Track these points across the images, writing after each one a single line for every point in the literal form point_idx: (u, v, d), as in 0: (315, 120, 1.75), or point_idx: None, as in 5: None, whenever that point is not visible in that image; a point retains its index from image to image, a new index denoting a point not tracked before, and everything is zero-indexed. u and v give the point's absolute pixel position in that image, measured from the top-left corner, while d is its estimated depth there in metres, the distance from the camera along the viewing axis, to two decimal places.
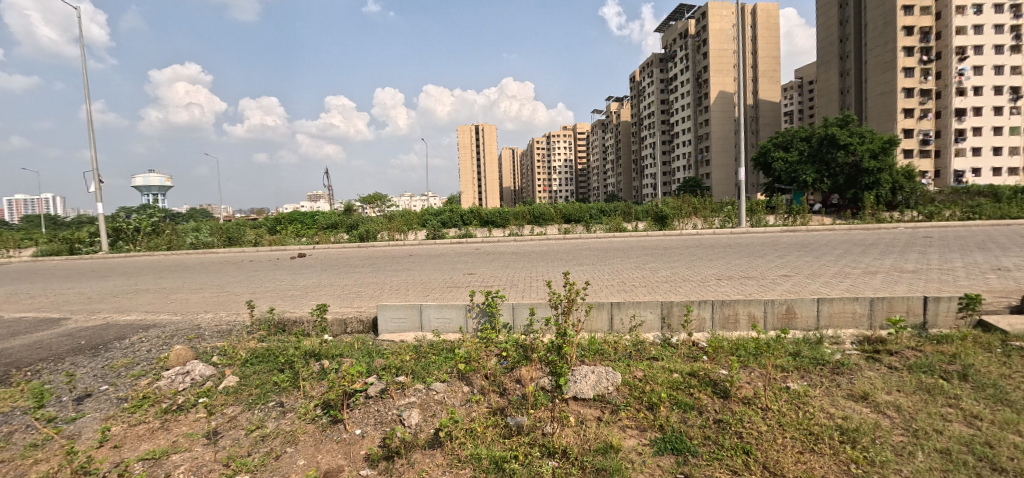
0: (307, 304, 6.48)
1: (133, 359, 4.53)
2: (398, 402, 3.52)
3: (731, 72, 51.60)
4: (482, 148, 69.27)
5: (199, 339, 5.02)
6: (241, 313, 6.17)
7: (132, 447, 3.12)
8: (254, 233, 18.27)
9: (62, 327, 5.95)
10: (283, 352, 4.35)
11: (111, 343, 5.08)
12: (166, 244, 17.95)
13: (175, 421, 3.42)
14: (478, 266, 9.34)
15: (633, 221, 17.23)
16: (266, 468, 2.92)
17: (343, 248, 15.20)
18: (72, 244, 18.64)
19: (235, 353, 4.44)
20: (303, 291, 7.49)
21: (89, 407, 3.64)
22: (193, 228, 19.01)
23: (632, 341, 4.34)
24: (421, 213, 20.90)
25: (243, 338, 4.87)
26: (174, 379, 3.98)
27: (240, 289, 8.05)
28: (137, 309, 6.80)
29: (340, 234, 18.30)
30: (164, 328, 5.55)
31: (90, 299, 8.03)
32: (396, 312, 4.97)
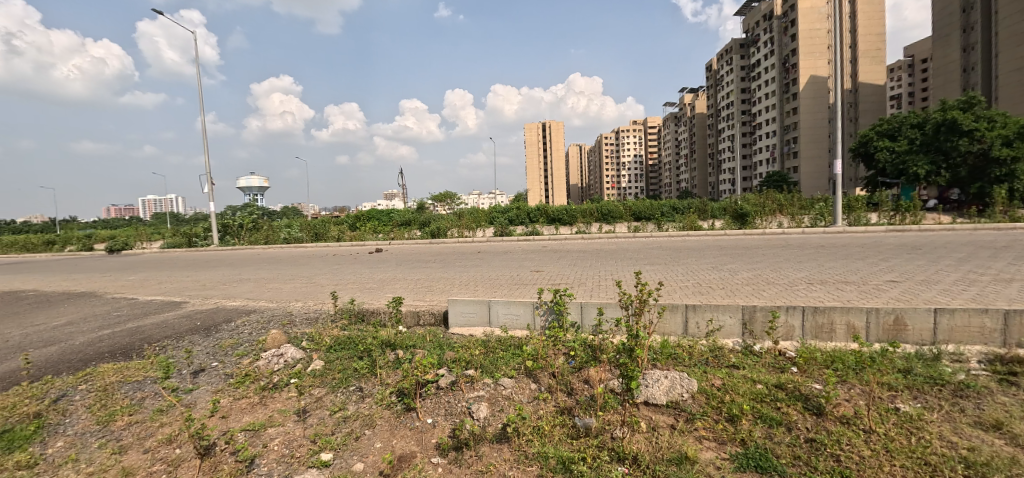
0: (384, 296, 6.86)
1: (238, 340, 5.08)
2: (467, 395, 3.61)
3: (825, 54, 46.85)
4: (549, 146, 69.11)
5: (291, 325, 5.50)
6: (326, 302, 6.68)
7: (235, 419, 3.48)
8: (338, 229, 19.73)
9: (182, 309, 6.83)
10: (362, 340, 4.64)
11: (220, 325, 5.74)
12: (264, 238, 19.95)
13: (271, 398, 3.77)
14: (546, 264, 9.33)
15: (710, 219, 16.28)
16: (348, 448, 3.11)
17: (416, 244, 15.94)
18: (191, 238, 21.35)
19: (321, 339, 4.81)
20: (380, 284, 7.95)
21: (203, 380, 4.14)
22: (286, 224, 20.94)
23: (709, 346, 4.08)
24: (489, 211, 21.35)
25: (329, 326, 5.27)
26: (270, 360, 4.39)
27: (326, 281, 8.73)
28: (241, 296, 7.62)
29: (414, 230, 19.19)
30: (262, 313, 6.16)
31: (203, 285, 9.15)
32: (465, 306, 5.10)
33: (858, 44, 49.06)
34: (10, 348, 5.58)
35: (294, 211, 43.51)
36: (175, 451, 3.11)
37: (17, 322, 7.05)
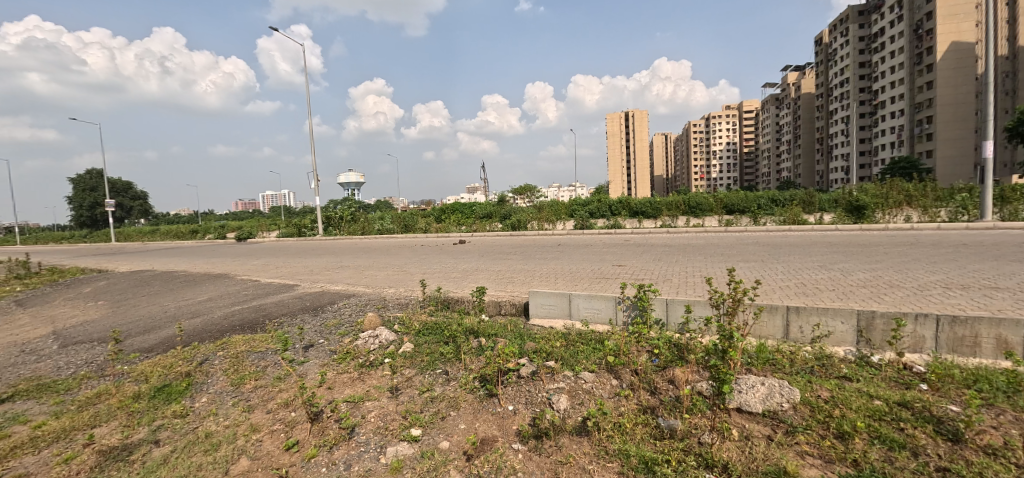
0: (467, 285, 7.14)
1: (340, 320, 5.62)
2: (547, 385, 3.65)
3: (972, 17, 39.56)
4: (633, 136, 66.59)
5: (384, 309, 5.95)
6: (415, 290, 7.12)
7: (339, 391, 3.86)
8: (425, 221, 20.85)
9: (294, 291, 7.69)
10: (448, 327, 4.88)
11: (325, 307, 6.38)
12: (361, 229, 21.68)
13: (368, 374, 4.12)
14: (629, 258, 9.05)
15: (816, 213, 14.63)
16: (435, 426, 3.30)
17: (497, 236, 16.32)
18: (301, 228, 23.90)
19: (411, 323, 5.15)
20: (463, 274, 8.28)
21: (313, 354, 4.64)
22: (379, 216, 22.56)
23: (815, 354, 3.70)
24: (569, 203, 21.18)
25: (418, 312, 5.61)
26: (367, 340, 4.79)
27: (414, 270, 9.29)
28: (342, 281, 8.39)
29: (495, 223, 19.64)
30: (360, 298, 6.74)
31: (311, 271, 10.21)
32: (546, 298, 5.13)
33: (1021, 1, 40.72)
34: (167, 318, 6.70)
35: (387, 204, 46.68)
36: (291, 414, 3.52)
37: (171, 297, 8.44)
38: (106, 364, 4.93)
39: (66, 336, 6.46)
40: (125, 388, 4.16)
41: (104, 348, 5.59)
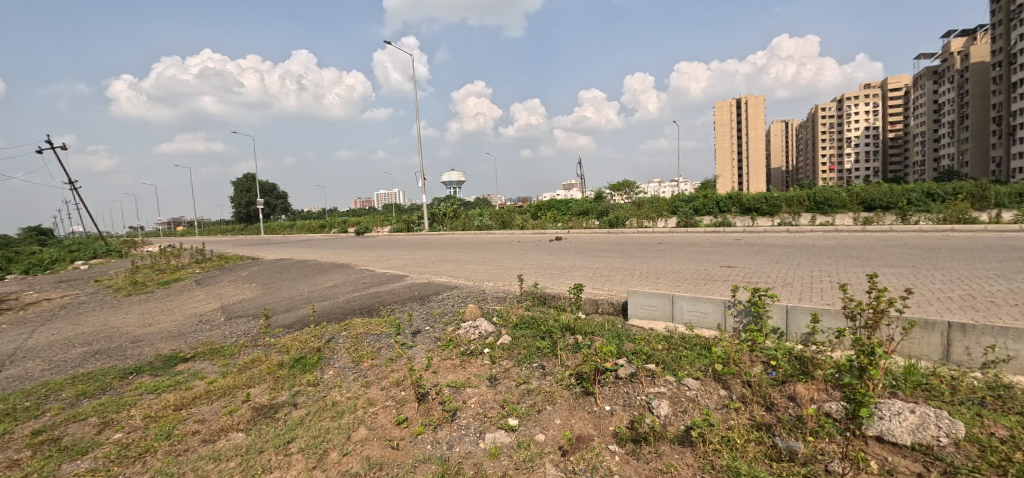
0: (564, 282, 7.13)
1: (444, 310, 5.99)
2: (647, 389, 3.50)
3: None
4: (746, 126, 60.82)
5: (484, 301, 6.20)
6: (513, 284, 7.29)
7: (443, 375, 4.11)
8: (522, 218, 21.25)
9: (404, 281, 8.37)
10: (544, 322, 4.92)
11: (431, 296, 6.85)
12: (462, 225, 22.80)
13: (469, 362, 4.33)
14: (740, 259, 8.30)
15: (989, 210, 12.01)
16: (532, 419, 3.36)
17: (594, 233, 16.04)
18: (409, 224, 25.87)
19: (509, 316, 5.29)
20: (560, 271, 8.28)
21: (420, 339, 5.01)
22: (478, 213, 23.51)
23: (987, 382, 3.05)
24: (671, 200, 20.03)
25: (515, 306, 5.75)
26: (469, 330, 5.03)
27: (512, 265, 9.52)
28: (445, 274, 8.91)
29: (591, 219, 19.32)
30: (461, 289, 7.10)
31: (418, 263, 11.00)
32: (646, 299, 4.92)
33: None
34: (302, 300, 7.73)
35: (485, 201, 48.45)
36: (401, 393, 3.84)
37: (305, 283, 9.69)
38: (258, 336, 5.84)
39: (229, 311, 7.78)
40: (272, 356, 4.89)
41: (256, 322, 6.64)
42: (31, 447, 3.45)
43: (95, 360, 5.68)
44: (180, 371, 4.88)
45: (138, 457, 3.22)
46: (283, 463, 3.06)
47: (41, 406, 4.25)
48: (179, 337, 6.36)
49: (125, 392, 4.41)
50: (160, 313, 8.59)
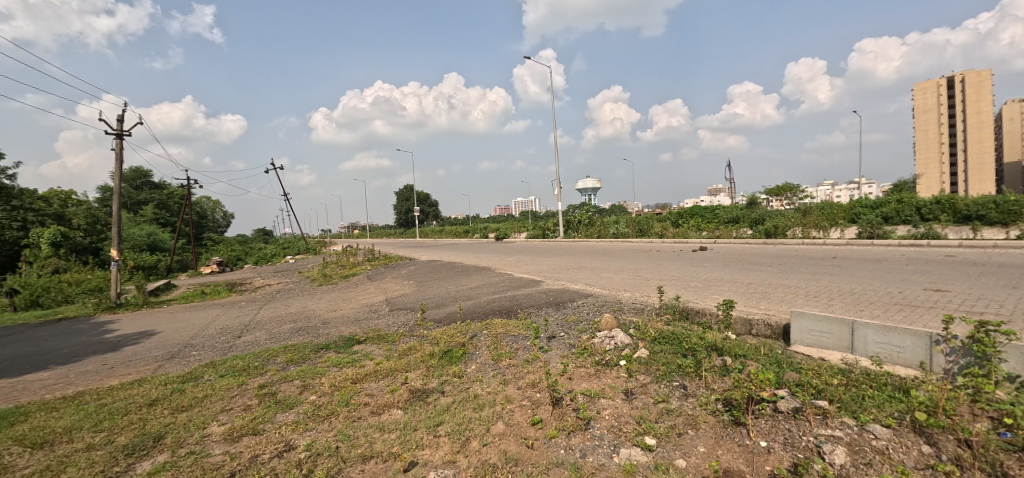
0: (711, 297, 6.55)
1: (580, 317, 6.00)
2: (815, 429, 3.01)
3: None
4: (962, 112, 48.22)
5: (620, 312, 6.04)
6: (652, 296, 6.95)
7: (577, 382, 4.11)
8: (661, 225, 20.18)
9: (540, 286, 8.62)
10: (687, 339, 4.58)
11: (566, 303, 6.92)
12: (597, 232, 22.56)
13: (603, 372, 4.26)
14: (953, 280, 6.59)
15: None
16: (671, 441, 3.15)
17: (746, 243, 14.40)
18: (545, 231, 26.57)
19: (647, 329, 5.05)
20: (706, 284, 7.62)
21: (555, 344, 5.09)
22: (614, 220, 23.00)
23: None
24: (849, 206, 16.90)
25: (654, 319, 5.47)
26: (604, 340, 4.95)
27: (651, 275, 9.08)
28: (580, 281, 8.91)
29: (743, 228, 17.38)
30: (597, 298, 7.03)
31: (555, 269, 11.21)
32: (816, 323, 4.24)
33: None
34: (450, 298, 8.52)
35: (621, 208, 47.06)
36: (536, 394, 3.95)
37: (452, 283, 10.67)
38: (415, 327, 6.63)
39: (392, 303, 8.98)
40: (425, 347, 5.49)
41: (413, 315, 7.53)
42: (257, 397, 4.44)
43: (298, 335, 7.08)
44: (355, 350, 5.78)
45: (326, 416, 3.89)
46: (433, 443, 3.39)
47: (263, 366, 5.45)
48: (355, 322, 7.56)
49: (318, 363, 5.39)
50: (342, 301, 10.32)
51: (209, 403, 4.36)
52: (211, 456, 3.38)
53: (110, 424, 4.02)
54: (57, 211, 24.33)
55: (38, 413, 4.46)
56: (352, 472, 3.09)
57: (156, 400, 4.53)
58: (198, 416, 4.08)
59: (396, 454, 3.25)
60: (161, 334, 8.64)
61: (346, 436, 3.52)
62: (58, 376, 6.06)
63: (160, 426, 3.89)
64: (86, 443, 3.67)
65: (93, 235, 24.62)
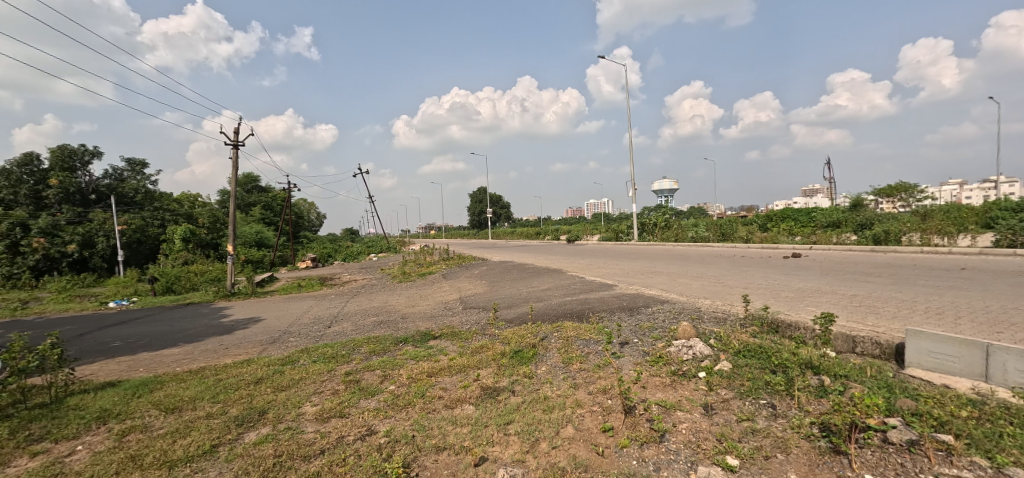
0: (805, 309, 5.96)
1: (654, 324, 5.76)
2: (936, 468, 2.63)
3: None
4: None
5: (699, 320, 5.70)
6: (736, 305, 6.48)
7: (652, 392, 3.95)
8: (747, 229, 18.77)
9: (612, 290, 8.41)
10: (776, 353, 4.21)
11: (640, 308, 6.68)
12: (674, 236, 21.55)
13: (680, 384, 4.05)
14: None
15: None
16: (757, 464, 2.91)
17: (848, 251, 12.93)
18: (618, 233, 25.91)
19: (730, 341, 4.73)
20: (800, 295, 6.95)
21: (628, 351, 4.94)
22: (693, 223, 21.81)
23: None
24: (983, 209, 14.49)
25: (738, 330, 5.09)
26: (681, 349, 4.71)
27: (735, 283, 8.46)
28: (655, 286, 8.56)
29: (845, 233, 15.64)
30: (674, 305, 6.70)
31: (628, 273, 10.88)
32: (937, 344, 3.70)
33: None
34: (521, 299, 8.60)
35: (701, 210, 44.42)
36: (607, 401, 3.85)
37: (523, 284, 10.76)
38: (486, 326, 6.78)
39: (465, 302, 9.25)
40: (496, 346, 5.58)
41: (485, 314, 7.70)
42: (343, 383, 4.80)
43: (379, 328, 7.55)
44: (431, 345, 6.04)
45: (403, 406, 4.10)
46: (503, 441, 3.43)
47: (349, 355, 5.87)
48: (431, 318, 7.89)
49: (397, 356, 5.71)
50: (419, 297, 10.84)
51: (303, 385, 4.80)
52: (304, 433, 3.70)
53: (224, 397, 4.57)
54: (186, 211, 28.20)
55: (170, 383, 5.20)
56: (427, 461, 3.23)
57: (261, 379, 5.08)
58: (294, 396, 4.51)
59: (467, 448, 3.34)
60: (264, 321, 9.68)
61: (421, 427, 3.69)
62: (185, 353, 7.03)
63: (263, 403, 4.35)
64: (206, 411, 4.21)
65: (213, 232, 28.22)
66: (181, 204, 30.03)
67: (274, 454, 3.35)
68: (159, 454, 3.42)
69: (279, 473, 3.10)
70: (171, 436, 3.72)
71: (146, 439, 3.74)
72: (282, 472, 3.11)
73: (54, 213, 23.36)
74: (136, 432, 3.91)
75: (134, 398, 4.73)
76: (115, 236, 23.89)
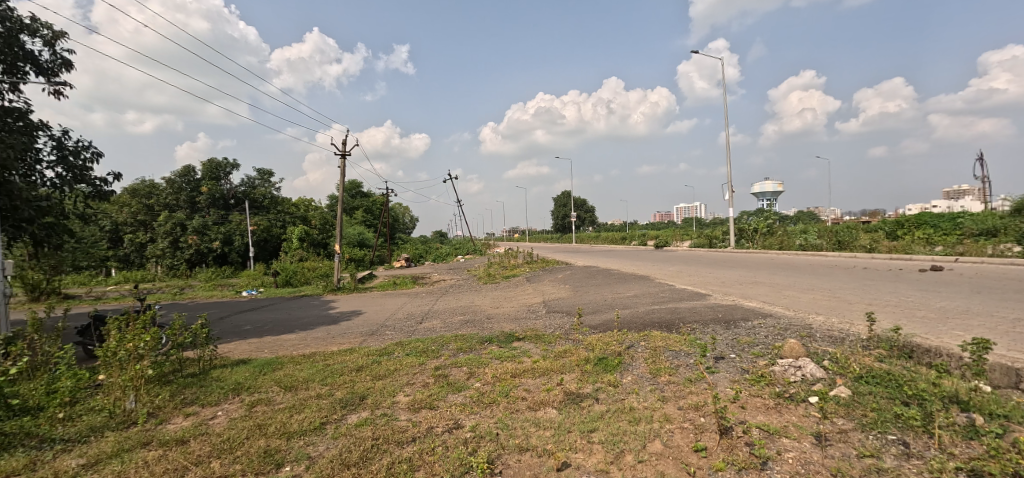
0: (949, 333, 5.07)
1: (755, 340, 5.27)
2: None
3: None
4: None
5: (810, 339, 5.10)
6: (857, 323, 5.71)
7: (752, 413, 3.62)
8: (870, 237, 16.49)
9: (706, 301, 7.88)
10: (909, 382, 3.63)
11: (739, 322, 6.17)
12: (778, 243, 19.62)
13: (786, 408, 3.66)
14: None
15: None
16: None
17: (1009, 265, 10.76)
18: (713, 240, 24.27)
19: (848, 364, 4.18)
20: (942, 315, 5.92)
21: (724, 367, 4.59)
22: (802, 230, 19.69)
23: None
24: None
25: (859, 352, 4.48)
26: (787, 369, 4.27)
27: (855, 298, 7.45)
28: (756, 298, 7.85)
29: (1003, 244, 13.07)
30: (779, 320, 6.08)
31: (725, 283, 10.12)
32: None
33: None
34: (607, 305, 8.41)
35: (812, 215, 39.94)
36: (700, 419, 3.61)
37: (609, 290, 10.49)
38: (570, 331, 6.71)
39: (549, 305, 9.27)
40: (580, 351, 5.51)
41: (569, 318, 7.63)
42: (433, 376, 5.05)
43: (466, 327, 7.86)
44: (515, 347, 6.13)
45: (488, 403, 4.21)
46: (586, 448, 3.37)
47: (438, 351, 6.18)
48: (515, 320, 8.01)
49: (482, 354, 5.89)
50: (504, 299, 11.09)
51: (397, 376, 5.14)
52: (398, 420, 3.96)
53: (331, 380, 5.06)
54: (302, 214, 31.82)
55: (288, 364, 5.88)
56: (509, 460, 3.28)
57: (362, 367, 5.55)
58: (389, 385, 4.84)
59: (550, 452, 3.33)
60: (364, 314, 10.56)
61: (505, 425, 3.75)
62: (299, 339, 7.92)
63: (363, 389, 4.74)
64: (316, 392, 4.69)
65: (323, 233, 31.48)
66: (298, 208, 33.91)
67: (372, 436, 3.62)
68: (279, 425, 3.89)
69: (376, 454, 3.35)
70: (289, 411, 4.21)
71: (269, 411, 4.27)
72: (378, 454, 3.36)
73: (203, 215, 27.67)
74: (262, 404, 4.48)
75: (261, 375, 5.44)
76: (248, 235, 27.71)
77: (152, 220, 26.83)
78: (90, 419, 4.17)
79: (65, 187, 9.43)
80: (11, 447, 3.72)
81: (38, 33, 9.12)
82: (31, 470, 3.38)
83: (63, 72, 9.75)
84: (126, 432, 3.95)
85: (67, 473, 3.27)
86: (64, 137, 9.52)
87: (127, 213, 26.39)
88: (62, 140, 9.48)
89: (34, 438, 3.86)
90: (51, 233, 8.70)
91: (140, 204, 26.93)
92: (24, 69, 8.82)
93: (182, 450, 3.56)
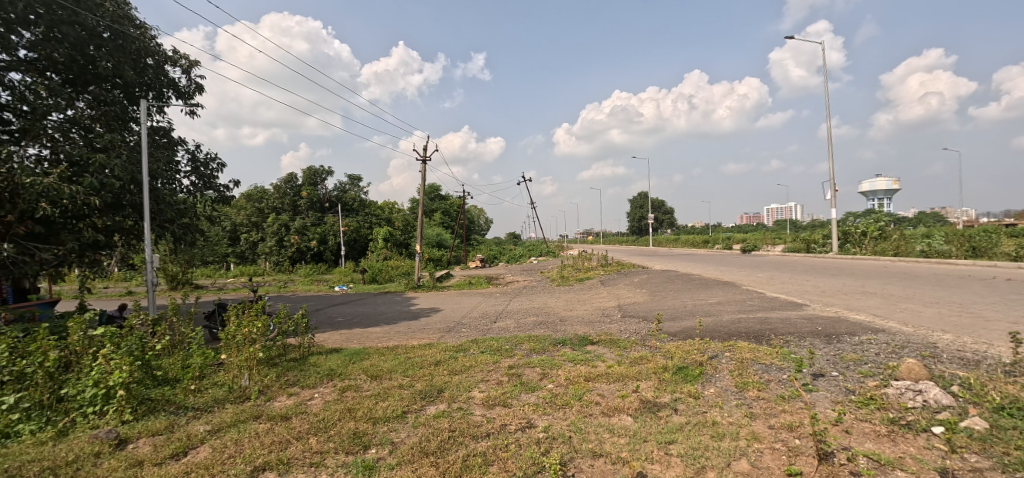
0: None
1: (863, 358, 4.71)
2: None
3: None
4: None
5: (934, 360, 4.44)
6: (996, 344, 4.86)
7: (858, 440, 3.23)
8: (1016, 243, 13.96)
9: (803, 311, 7.16)
10: None
11: (843, 336, 5.53)
12: (893, 249, 17.25)
13: (901, 436, 3.23)
14: None
15: None
16: None
17: None
18: (811, 244, 22.03)
19: (984, 391, 3.58)
20: None
21: (823, 385, 4.16)
22: (924, 235, 17.15)
23: None
24: None
25: (1000, 378, 3.82)
26: (904, 393, 3.76)
27: (994, 315, 6.35)
28: (866, 311, 6.97)
29: None
30: (894, 336, 5.36)
31: (826, 292, 9.13)
32: None
33: None
34: (688, 312, 7.96)
35: (937, 217, 34.59)
36: (795, 440, 3.30)
37: (689, 296, 9.93)
38: (647, 337, 6.47)
39: (624, 310, 9.00)
40: (657, 359, 5.29)
41: (645, 324, 7.35)
42: (507, 375, 5.14)
43: (540, 328, 7.91)
44: (589, 350, 6.05)
45: (561, 405, 4.20)
46: (664, 460, 3.23)
47: (512, 350, 6.27)
48: (589, 324, 7.88)
49: (555, 356, 5.89)
50: (578, 302, 10.99)
51: (472, 372, 5.31)
52: (473, 415, 4.09)
53: (412, 372, 5.35)
54: (387, 216, 34.00)
55: (374, 355, 6.32)
56: (583, 464, 3.23)
57: (440, 361, 5.80)
58: (465, 380, 5.02)
59: (625, 460, 3.24)
60: (441, 311, 10.98)
61: (578, 429, 3.71)
62: (384, 332, 8.47)
63: (441, 382, 4.96)
64: (397, 383, 4.98)
65: (406, 234, 33.38)
66: (384, 210, 36.34)
67: (450, 428, 3.78)
68: (366, 410, 4.20)
69: (452, 446, 3.49)
70: (375, 398, 4.53)
71: (358, 397, 4.62)
72: (454, 446, 3.49)
73: (304, 217, 30.56)
74: (351, 390, 4.86)
75: (351, 363, 5.89)
76: (340, 235, 30.20)
77: (263, 221, 30.35)
78: (214, 392, 4.81)
79: (198, 192, 10.98)
80: (156, 411, 4.40)
81: (178, 63, 10.69)
82: (170, 432, 3.97)
83: (197, 95, 11.35)
84: (241, 406, 4.50)
85: (196, 437, 3.80)
86: (197, 151, 11.05)
87: (244, 215, 30.09)
88: (196, 153, 11.02)
89: (172, 404, 4.54)
90: (187, 232, 10.15)
91: (253, 207, 30.51)
92: (168, 93, 10.38)
93: (286, 425, 3.97)
